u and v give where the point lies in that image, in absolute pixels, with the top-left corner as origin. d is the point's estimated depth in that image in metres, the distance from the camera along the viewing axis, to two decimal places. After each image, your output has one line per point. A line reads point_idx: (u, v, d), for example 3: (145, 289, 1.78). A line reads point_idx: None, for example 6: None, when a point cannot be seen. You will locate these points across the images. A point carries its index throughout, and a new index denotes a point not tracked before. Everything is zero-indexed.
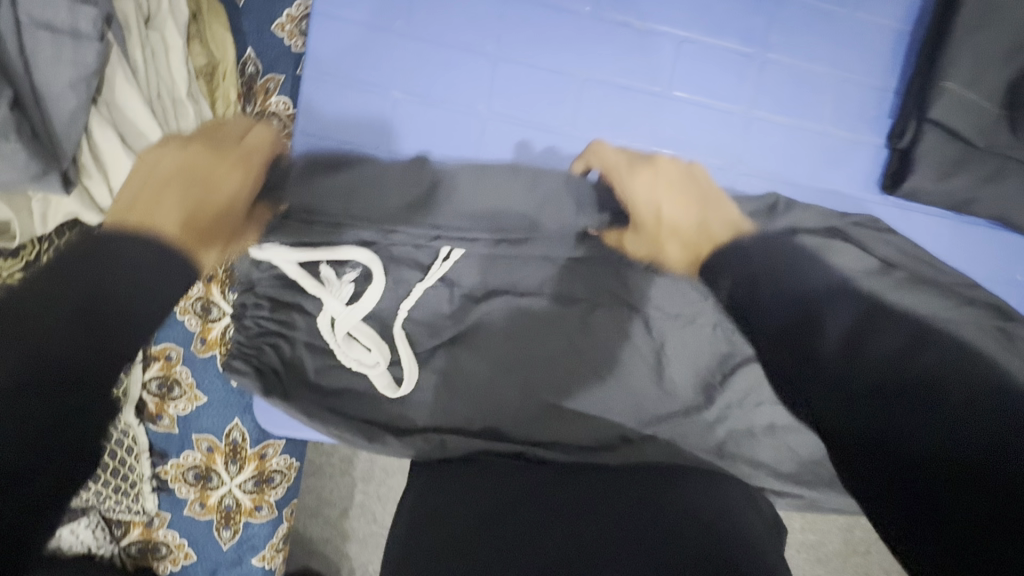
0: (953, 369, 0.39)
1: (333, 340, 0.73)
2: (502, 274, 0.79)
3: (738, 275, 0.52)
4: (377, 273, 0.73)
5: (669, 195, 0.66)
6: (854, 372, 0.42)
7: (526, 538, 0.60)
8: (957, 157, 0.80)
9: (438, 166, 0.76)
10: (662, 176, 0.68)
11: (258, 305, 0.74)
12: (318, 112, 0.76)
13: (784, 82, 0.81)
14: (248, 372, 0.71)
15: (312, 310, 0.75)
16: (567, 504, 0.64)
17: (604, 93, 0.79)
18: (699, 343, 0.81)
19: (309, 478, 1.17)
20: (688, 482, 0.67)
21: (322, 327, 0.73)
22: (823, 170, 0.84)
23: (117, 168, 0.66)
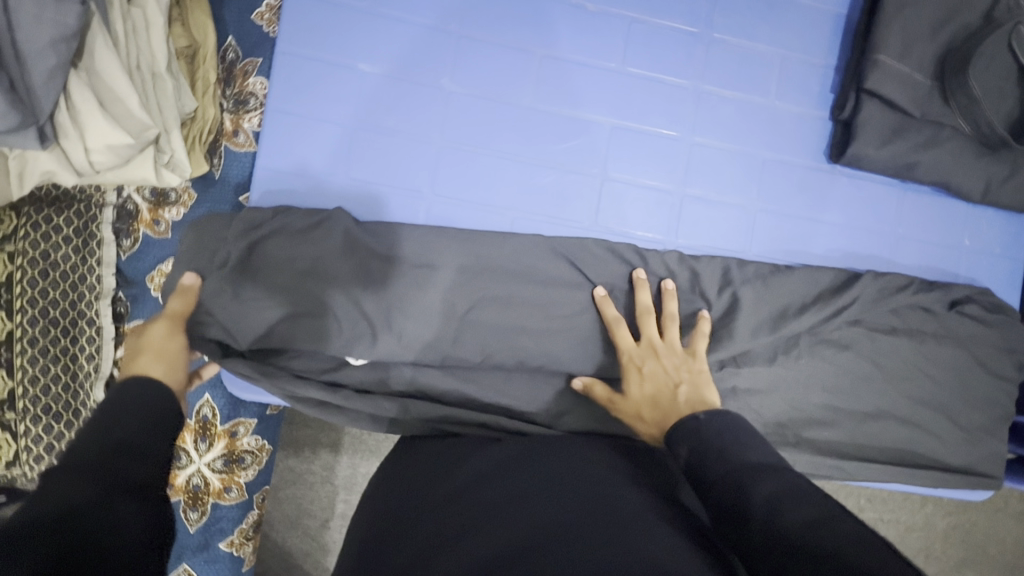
0: (852, 541, 0.44)
1: (303, 305, 0.73)
2: (475, 243, 0.79)
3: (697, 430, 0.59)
4: (348, 247, 0.75)
5: (654, 390, 0.70)
6: (762, 527, 0.47)
7: (507, 501, 0.56)
8: (894, 126, 0.85)
9: (405, 144, 0.81)
10: (666, 371, 0.71)
11: (224, 263, 0.72)
12: (286, 88, 0.79)
13: (731, 59, 0.87)
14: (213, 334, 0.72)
15: (282, 273, 0.74)
16: (537, 479, 0.59)
17: (563, 69, 0.84)
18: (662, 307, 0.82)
19: (286, 488, 1.14)
20: (719, 467, 0.54)
21: (297, 292, 0.73)
22: (774, 141, 0.88)
23: (94, 130, 0.70)
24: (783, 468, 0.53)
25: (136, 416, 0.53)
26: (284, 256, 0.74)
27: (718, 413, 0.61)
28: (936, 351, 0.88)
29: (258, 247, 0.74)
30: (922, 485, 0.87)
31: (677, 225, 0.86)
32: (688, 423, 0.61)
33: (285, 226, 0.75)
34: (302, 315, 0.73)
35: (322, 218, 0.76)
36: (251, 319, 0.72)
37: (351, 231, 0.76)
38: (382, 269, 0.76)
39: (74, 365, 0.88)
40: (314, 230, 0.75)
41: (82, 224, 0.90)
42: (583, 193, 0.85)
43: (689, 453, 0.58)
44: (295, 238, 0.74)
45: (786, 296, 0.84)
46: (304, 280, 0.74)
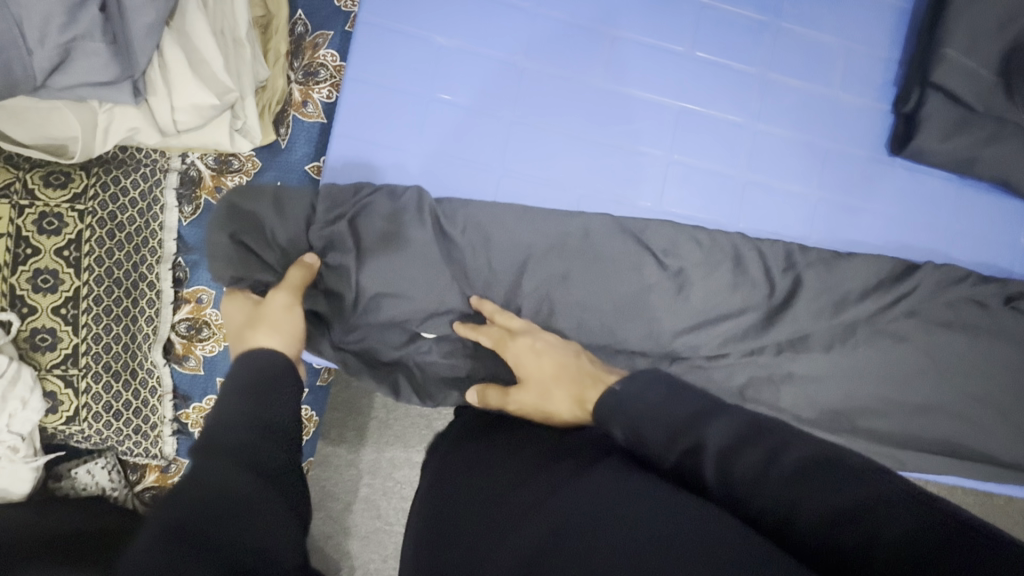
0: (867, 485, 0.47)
1: (381, 270, 0.76)
2: (541, 219, 0.80)
3: (660, 413, 0.55)
4: (424, 217, 0.78)
5: (545, 369, 0.69)
6: (806, 497, 0.47)
7: (533, 504, 0.48)
8: (957, 120, 0.86)
9: (475, 118, 0.82)
10: (538, 354, 0.71)
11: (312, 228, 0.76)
12: (365, 57, 0.80)
13: (796, 48, 0.89)
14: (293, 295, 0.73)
15: (362, 238, 0.77)
16: (560, 475, 0.51)
17: (634, 50, 0.85)
18: (723, 288, 0.82)
19: (317, 468, 1.14)
20: (663, 433, 0.53)
21: (376, 259, 0.76)
22: (835, 131, 0.89)
23: (181, 88, 0.72)
24: (704, 410, 0.55)
25: (267, 397, 0.54)
26: (364, 223, 0.77)
27: (626, 377, 0.59)
28: (988, 347, 0.89)
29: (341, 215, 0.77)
30: (971, 478, 0.88)
31: (738, 210, 0.87)
32: (643, 400, 0.56)
33: (361, 193, 0.78)
34: (379, 282, 0.76)
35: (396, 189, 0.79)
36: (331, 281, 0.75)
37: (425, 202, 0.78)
38: (454, 241, 0.78)
39: (135, 325, 0.90)
40: (392, 199, 0.78)
41: (147, 187, 0.91)
42: (647, 174, 0.86)
43: (626, 429, 0.55)
44: (374, 206, 0.78)
45: (845, 284, 0.85)
46: (382, 247, 0.76)
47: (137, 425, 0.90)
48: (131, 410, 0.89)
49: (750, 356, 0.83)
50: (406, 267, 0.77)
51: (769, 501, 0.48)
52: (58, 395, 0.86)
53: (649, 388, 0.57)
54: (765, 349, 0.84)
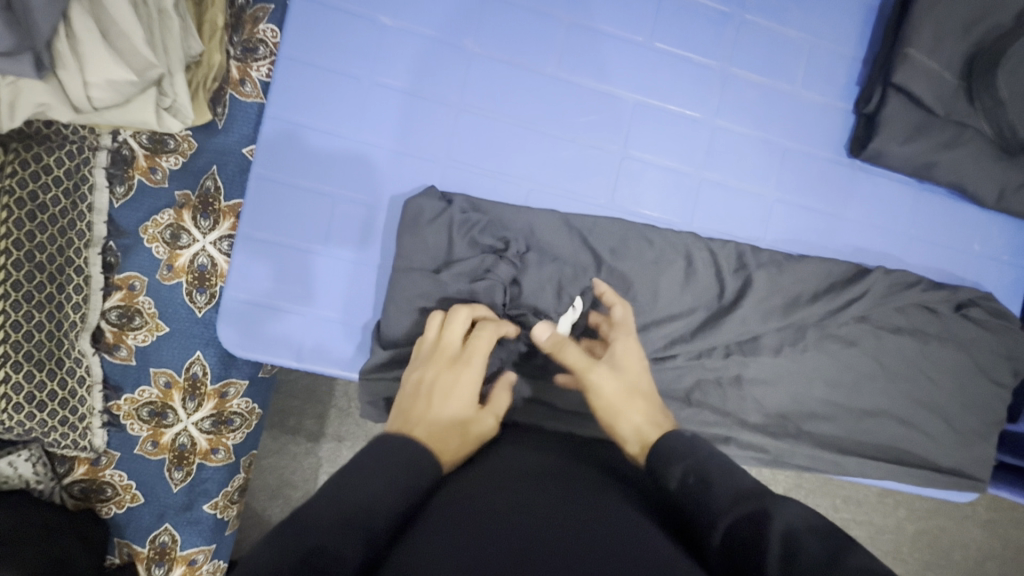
0: None
1: (342, 267, 0.76)
2: (496, 212, 0.78)
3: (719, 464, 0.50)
4: (388, 216, 0.77)
5: (642, 383, 0.64)
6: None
7: (502, 518, 0.43)
8: (917, 124, 0.84)
9: (420, 104, 0.78)
10: (636, 355, 0.67)
11: (273, 220, 0.75)
12: (301, 35, 0.75)
13: (760, 42, 0.85)
14: (238, 295, 0.74)
15: (334, 231, 0.76)
16: (538, 500, 0.46)
17: (590, 38, 0.82)
18: (673, 288, 0.80)
19: (268, 457, 1.11)
20: (721, 488, 0.48)
21: (347, 246, 0.77)
22: (795, 130, 0.87)
23: (93, 60, 0.66)
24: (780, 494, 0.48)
25: (380, 473, 0.45)
26: (346, 206, 0.77)
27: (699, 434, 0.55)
28: (938, 352, 0.89)
29: (307, 204, 0.76)
30: (913, 483, 0.88)
31: (693, 209, 0.85)
32: (680, 439, 0.54)
33: (334, 176, 0.76)
34: (349, 277, 0.77)
35: (357, 184, 0.77)
36: (288, 284, 0.75)
37: (388, 190, 0.77)
38: (411, 232, 0.74)
39: (60, 313, 0.85)
40: (344, 196, 0.77)
41: (73, 165, 0.85)
42: (600, 169, 0.83)
43: (686, 474, 0.51)
44: (342, 201, 0.76)
45: (796, 286, 0.84)
46: (344, 245, 0.76)
47: (65, 416, 0.85)
48: (56, 402, 0.85)
49: (697, 359, 0.81)
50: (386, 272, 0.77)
51: (789, 575, 0.39)
52: None
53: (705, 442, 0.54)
54: (713, 351, 0.82)
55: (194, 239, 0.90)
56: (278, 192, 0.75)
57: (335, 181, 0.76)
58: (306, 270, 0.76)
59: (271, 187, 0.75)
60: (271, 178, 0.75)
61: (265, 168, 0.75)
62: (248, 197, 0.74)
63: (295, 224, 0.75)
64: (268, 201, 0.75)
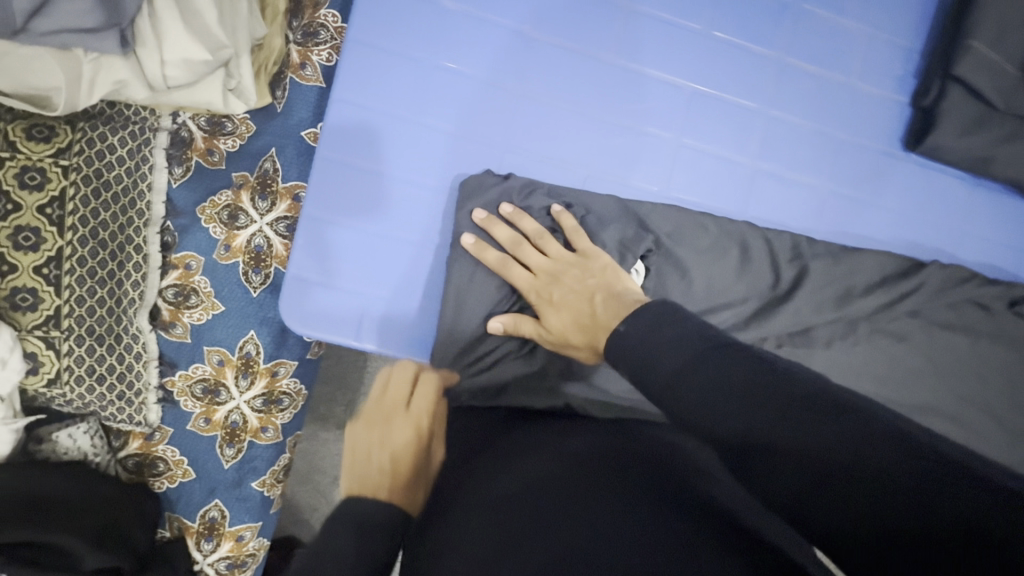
0: (911, 468, 0.35)
1: (403, 245, 0.77)
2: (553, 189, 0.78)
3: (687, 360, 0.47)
4: (448, 194, 0.78)
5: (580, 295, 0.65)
6: (836, 471, 0.37)
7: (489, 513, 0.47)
8: (976, 117, 0.83)
9: (480, 88, 0.79)
10: (571, 289, 0.66)
11: (336, 199, 0.76)
12: (367, 17, 0.75)
13: (817, 33, 0.85)
14: (299, 267, 0.75)
15: (395, 211, 0.77)
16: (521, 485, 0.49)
17: (648, 25, 0.82)
18: (727, 275, 0.80)
19: (306, 439, 1.12)
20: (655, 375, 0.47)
21: (409, 226, 0.78)
22: (849, 121, 0.86)
23: (169, 39, 0.68)
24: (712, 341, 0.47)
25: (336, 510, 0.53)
26: (409, 187, 0.78)
27: (632, 318, 0.52)
28: (988, 349, 0.89)
29: (370, 184, 0.77)
30: None
31: (746, 199, 0.85)
32: (615, 341, 0.52)
33: (398, 156, 0.77)
34: (411, 254, 0.78)
35: (420, 166, 0.78)
36: (350, 261, 0.76)
37: (450, 173, 0.78)
38: (470, 204, 0.75)
39: (120, 290, 0.86)
40: (404, 176, 0.78)
41: (136, 145, 0.87)
42: (654, 157, 0.83)
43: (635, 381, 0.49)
44: (404, 180, 0.77)
45: (849, 277, 0.83)
46: (405, 224, 0.77)
47: (121, 391, 0.87)
48: (114, 376, 0.86)
49: None
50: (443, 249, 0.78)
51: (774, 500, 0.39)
52: (39, 356, 0.82)
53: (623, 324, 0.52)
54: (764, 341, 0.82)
55: (250, 220, 0.91)
56: (342, 171, 0.76)
57: (398, 161, 0.77)
58: (367, 249, 0.77)
59: (335, 164, 0.76)
60: (334, 156, 0.76)
61: (329, 147, 0.76)
62: (311, 174, 0.76)
63: (357, 203, 0.77)
64: (331, 180, 0.76)
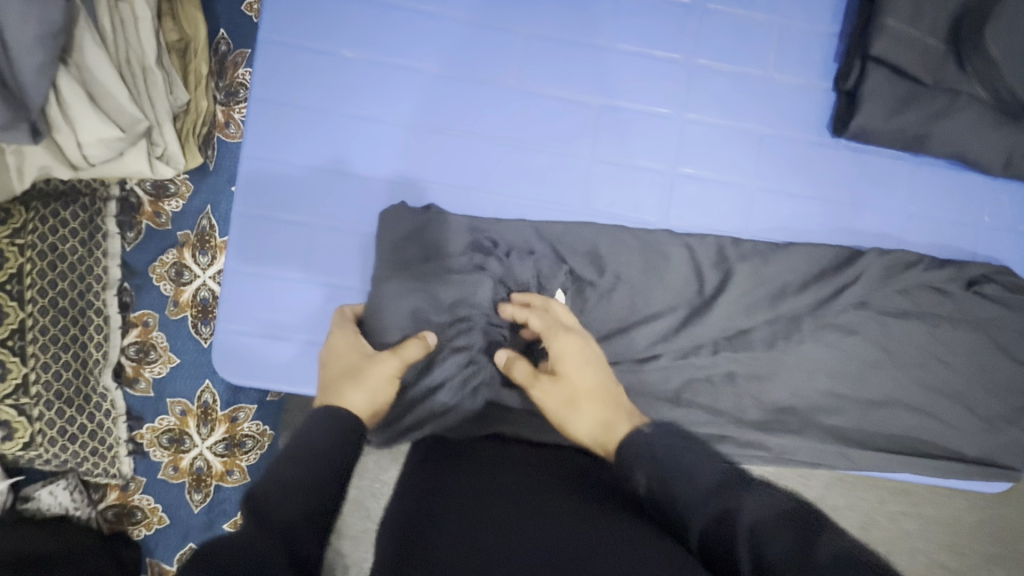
0: None
1: (328, 289, 0.80)
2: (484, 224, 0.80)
3: (657, 469, 0.48)
4: (365, 235, 0.80)
5: (584, 379, 0.63)
6: None
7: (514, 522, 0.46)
8: (903, 95, 0.79)
9: (386, 129, 0.80)
10: (576, 364, 0.64)
11: (257, 254, 0.78)
12: (270, 76, 0.78)
13: (726, 30, 0.84)
14: (230, 321, 0.78)
15: (316, 257, 0.80)
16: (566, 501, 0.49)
17: (547, 47, 0.82)
18: (650, 285, 0.79)
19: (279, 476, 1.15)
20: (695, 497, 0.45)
21: (331, 271, 0.80)
22: (768, 115, 0.84)
23: (84, 122, 0.72)
24: (805, 510, 0.43)
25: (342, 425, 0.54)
26: (327, 233, 0.80)
27: (660, 427, 0.53)
28: (951, 335, 0.84)
29: (289, 235, 0.79)
30: (936, 476, 0.83)
31: (669, 205, 0.83)
32: (650, 440, 0.51)
33: (314, 204, 0.79)
34: (335, 297, 0.80)
35: (337, 211, 0.80)
36: (278, 310, 0.79)
37: (365, 215, 0.80)
38: (405, 238, 0.78)
39: (84, 352, 0.92)
40: (323, 223, 0.79)
41: (87, 217, 0.93)
42: (568, 175, 0.83)
43: (651, 482, 0.47)
44: (323, 226, 0.79)
45: (782, 274, 0.81)
46: (326, 269, 0.80)
47: (94, 446, 0.93)
48: (86, 434, 0.93)
49: (684, 359, 0.79)
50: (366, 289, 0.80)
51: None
52: (13, 423, 0.88)
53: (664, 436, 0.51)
54: (700, 349, 0.80)
55: (195, 274, 0.97)
56: (261, 226, 0.78)
57: (314, 210, 0.79)
58: (293, 297, 0.79)
59: (254, 220, 0.78)
60: (253, 212, 0.78)
61: (246, 204, 0.78)
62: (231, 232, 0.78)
63: (278, 254, 0.79)
64: (251, 235, 0.78)
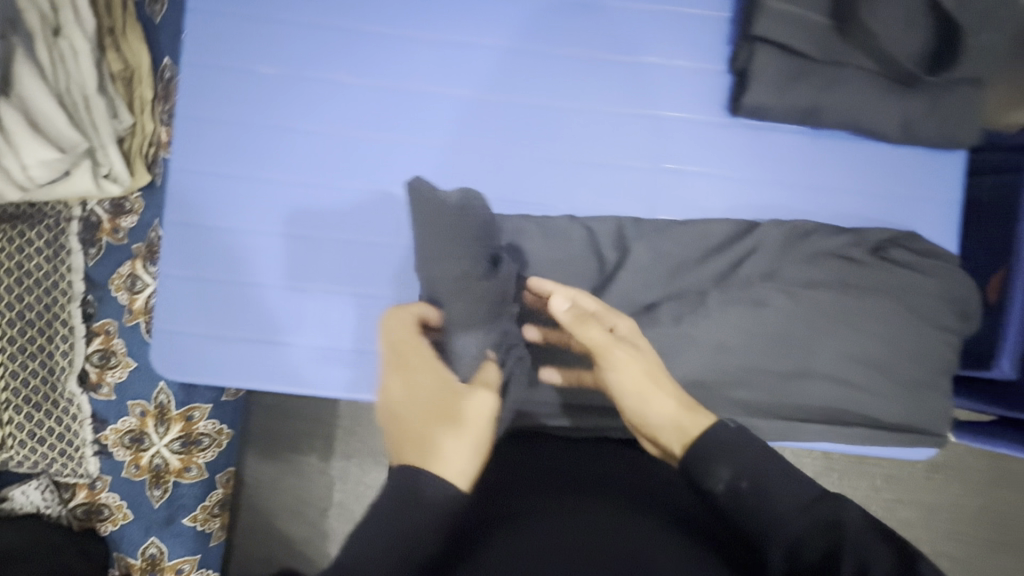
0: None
1: (251, 288, 0.86)
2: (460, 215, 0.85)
3: (735, 465, 0.64)
4: (284, 235, 0.86)
5: (642, 360, 0.81)
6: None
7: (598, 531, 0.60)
8: (793, 71, 0.81)
9: (302, 136, 0.86)
10: (634, 355, 0.81)
11: (187, 258, 0.85)
12: (195, 95, 0.85)
13: (620, 23, 0.88)
14: (163, 321, 0.85)
15: (239, 258, 0.86)
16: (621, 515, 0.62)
17: (449, 50, 0.87)
18: (552, 263, 0.86)
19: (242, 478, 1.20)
20: (777, 506, 0.60)
21: (252, 271, 0.86)
22: (664, 100, 0.87)
23: (25, 146, 0.81)
24: (823, 498, 0.60)
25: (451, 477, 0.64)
26: (247, 236, 0.86)
27: (724, 427, 0.68)
28: (862, 303, 0.84)
29: (214, 240, 0.85)
30: (851, 443, 0.84)
31: (572, 192, 0.87)
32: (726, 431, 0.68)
33: (237, 210, 0.86)
34: (258, 294, 0.85)
35: (258, 216, 0.86)
36: (206, 309, 0.85)
37: (284, 217, 0.86)
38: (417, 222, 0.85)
39: (50, 360, 1.00)
40: (245, 227, 0.86)
41: (51, 236, 1.02)
42: (476, 169, 0.87)
43: (736, 477, 0.63)
44: (243, 228, 0.86)
45: (680, 248, 0.85)
46: (248, 269, 0.86)
47: (62, 447, 1.00)
48: (54, 436, 1.00)
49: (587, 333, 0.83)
50: (285, 284, 0.86)
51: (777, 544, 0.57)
52: None
53: (731, 429, 0.68)
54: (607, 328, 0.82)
55: (148, 284, 1.05)
56: (190, 232, 0.85)
57: (236, 215, 0.86)
58: (218, 296, 0.85)
59: (184, 227, 0.85)
60: (182, 220, 0.85)
61: (177, 213, 0.85)
62: (165, 240, 0.85)
63: (206, 257, 0.85)
64: (181, 241, 0.85)
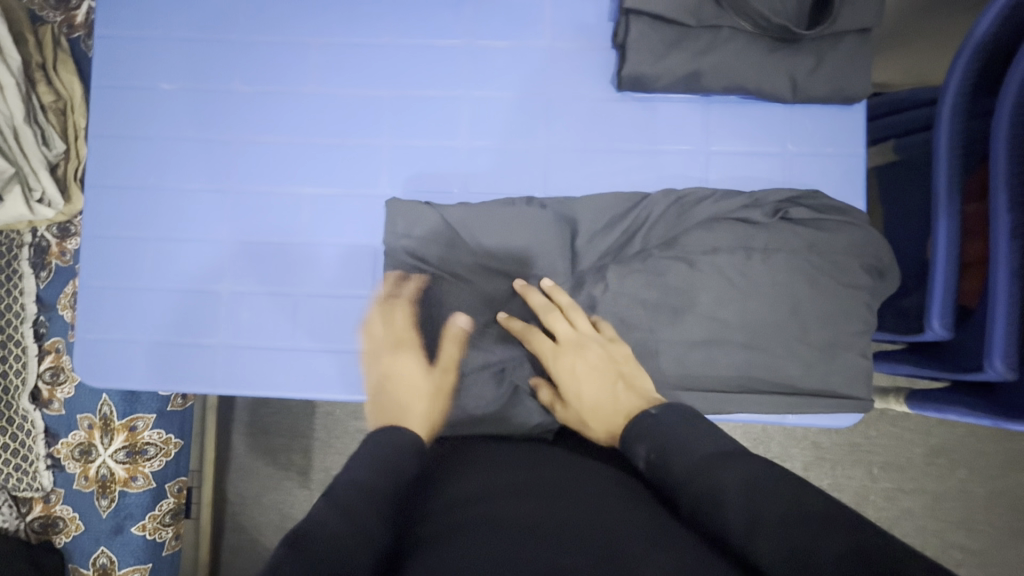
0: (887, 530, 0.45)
1: (162, 292, 0.89)
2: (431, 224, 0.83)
3: (653, 441, 0.59)
4: (191, 239, 0.89)
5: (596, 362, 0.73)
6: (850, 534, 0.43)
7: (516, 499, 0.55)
8: (668, 38, 0.81)
9: (206, 145, 0.90)
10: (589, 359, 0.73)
11: (102, 270, 0.89)
12: (107, 117, 0.91)
13: (502, 10, 0.89)
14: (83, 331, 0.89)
15: (150, 264, 0.89)
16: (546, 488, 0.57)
17: (339, 52, 0.90)
18: (441, 249, 0.82)
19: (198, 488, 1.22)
20: (690, 459, 0.55)
21: (162, 276, 0.89)
22: (550, 81, 0.88)
23: None
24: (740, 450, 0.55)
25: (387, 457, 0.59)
26: (157, 243, 0.89)
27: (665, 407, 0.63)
28: (767, 265, 0.81)
29: (127, 250, 0.89)
30: (765, 411, 0.80)
31: (464, 178, 0.88)
32: (642, 420, 0.62)
33: (147, 219, 0.90)
34: (168, 297, 0.89)
35: (167, 224, 0.89)
36: (121, 316, 0.89)
37: (190, 223, 0.89)
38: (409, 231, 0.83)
39: (5, 380, 1.05)
40: (155, 234, 0.89)
41: (4, 262, 1.07)
42: (372, 163, 0.89)
43: (649, 453, 0.59)
44: (153, 236, 0.89)
45: (573, 223, 0.83)
46: (157, 274, 0.89)
47: (16, 463, 1.04)
48: (9, 452, 1.04)
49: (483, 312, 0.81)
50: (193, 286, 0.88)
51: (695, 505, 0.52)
52: None
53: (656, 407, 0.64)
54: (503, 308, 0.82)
55: None
56: (105, 245, 0.89)
57: (146, 225, 0.89)
58: (133, 303, 0.89)
59: (102, 241, 0.90)
60: (99, 234, 0.90)
61: (95, 228, 0.90)
62: (84, 254, 0.90)
63: (122, 267, 0.89)
64: (98, 254, 0.90)
